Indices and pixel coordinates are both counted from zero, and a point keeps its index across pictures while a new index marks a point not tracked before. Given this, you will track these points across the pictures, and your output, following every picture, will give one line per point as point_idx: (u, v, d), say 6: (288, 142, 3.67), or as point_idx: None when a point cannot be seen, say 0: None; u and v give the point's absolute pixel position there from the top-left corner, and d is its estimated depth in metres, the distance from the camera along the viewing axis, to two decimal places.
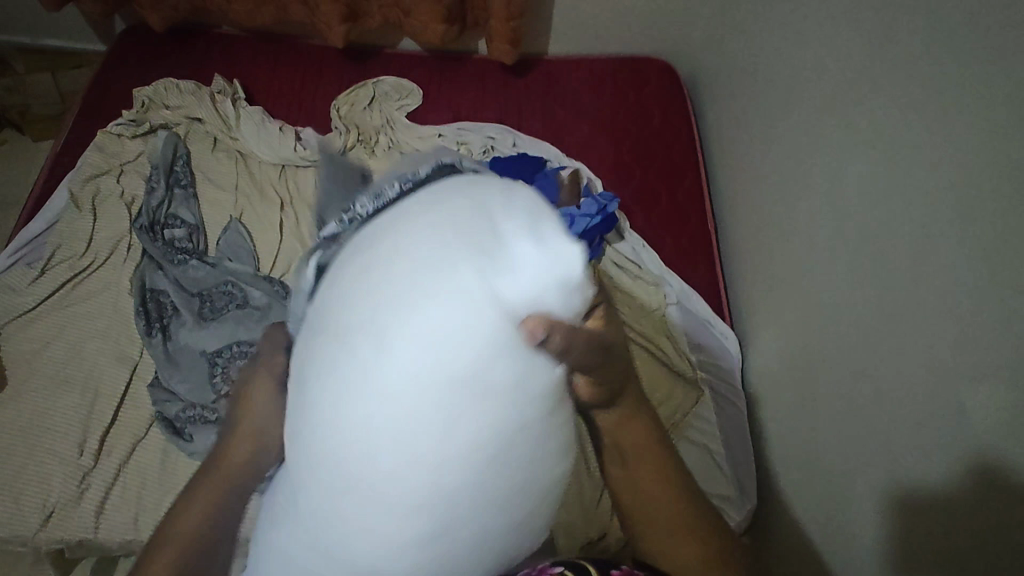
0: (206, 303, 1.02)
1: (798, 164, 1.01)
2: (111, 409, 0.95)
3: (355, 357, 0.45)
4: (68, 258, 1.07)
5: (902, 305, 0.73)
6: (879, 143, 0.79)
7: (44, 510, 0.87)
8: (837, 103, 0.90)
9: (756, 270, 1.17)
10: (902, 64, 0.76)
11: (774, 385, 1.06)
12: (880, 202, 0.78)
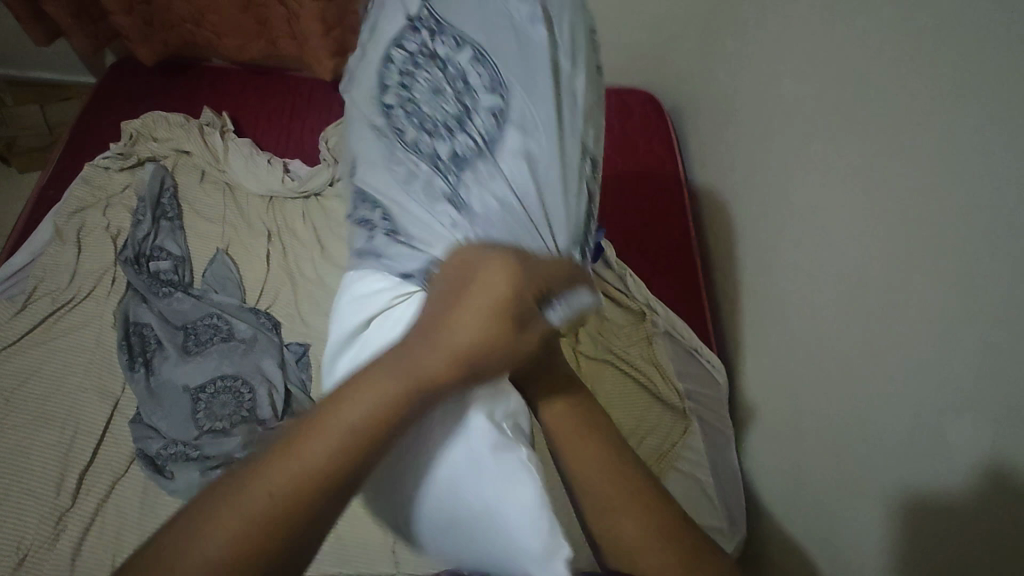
0: (190, 337, 1.02)
1: (778, 196, 1.04)
2: (92, 445, 0.93)
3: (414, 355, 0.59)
4: (51, 292, 1.06)
5: (881, 336, 0.74)
6: (852, 178, 0.82)
7: (18, 553, 0.84)
8: (813, 137, 0.93)
9: (741, 294, 1.18)
10: (870, 102, 0.79)
11: (762, 409, 1.06)
12: (857, 234, 0.80)
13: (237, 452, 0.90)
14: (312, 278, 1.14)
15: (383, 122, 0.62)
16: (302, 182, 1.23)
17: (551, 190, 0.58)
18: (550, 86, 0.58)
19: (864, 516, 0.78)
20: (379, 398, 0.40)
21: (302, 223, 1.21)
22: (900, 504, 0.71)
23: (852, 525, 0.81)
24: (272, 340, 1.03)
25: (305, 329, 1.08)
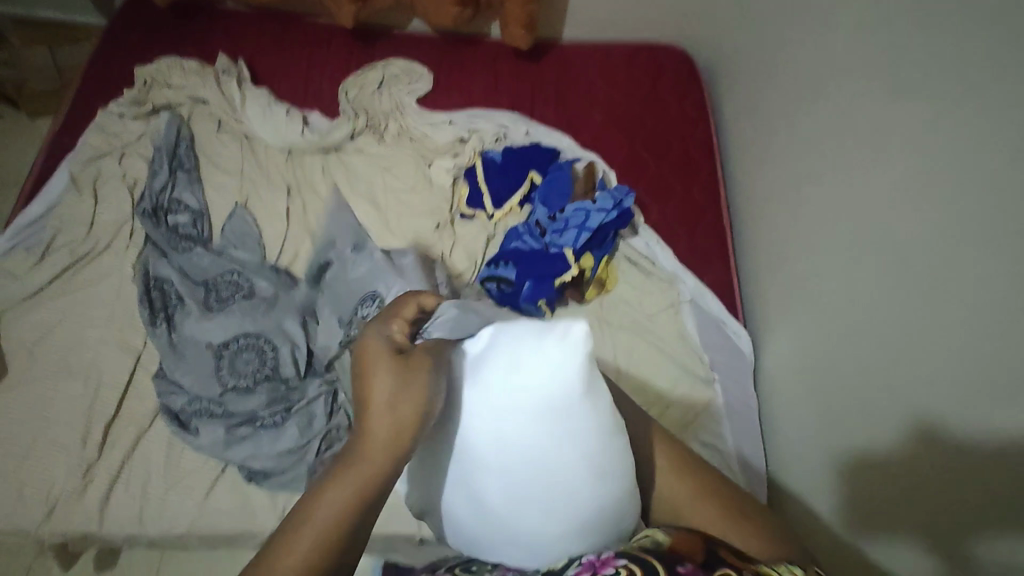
0: (211, 293, 1.00)
1: (831, 172, 1.00)
2: (115, 399, 0.93)
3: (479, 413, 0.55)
4: (69, 242, 1.04)
5: (945, 328, 0.74)
6: (928, 165, 0.79)
7: (47, 502, 0.85)
8: (884, 114, 0.89)
9: (774, 267, 1.16)
10: (958, 86, 0.76)
11: (791, 384, 1.06)
12: (928, 223, 0.78)
13: (262, 409, 0.91)
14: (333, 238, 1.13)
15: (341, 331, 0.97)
16: (322, 136, 1.21)
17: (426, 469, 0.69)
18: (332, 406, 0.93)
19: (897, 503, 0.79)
20: (362, 462, 0.46)
21: (323, 179, 1.19)
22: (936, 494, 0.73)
23: (889, 500, 0.81)
24: (293, 298, 1.01)
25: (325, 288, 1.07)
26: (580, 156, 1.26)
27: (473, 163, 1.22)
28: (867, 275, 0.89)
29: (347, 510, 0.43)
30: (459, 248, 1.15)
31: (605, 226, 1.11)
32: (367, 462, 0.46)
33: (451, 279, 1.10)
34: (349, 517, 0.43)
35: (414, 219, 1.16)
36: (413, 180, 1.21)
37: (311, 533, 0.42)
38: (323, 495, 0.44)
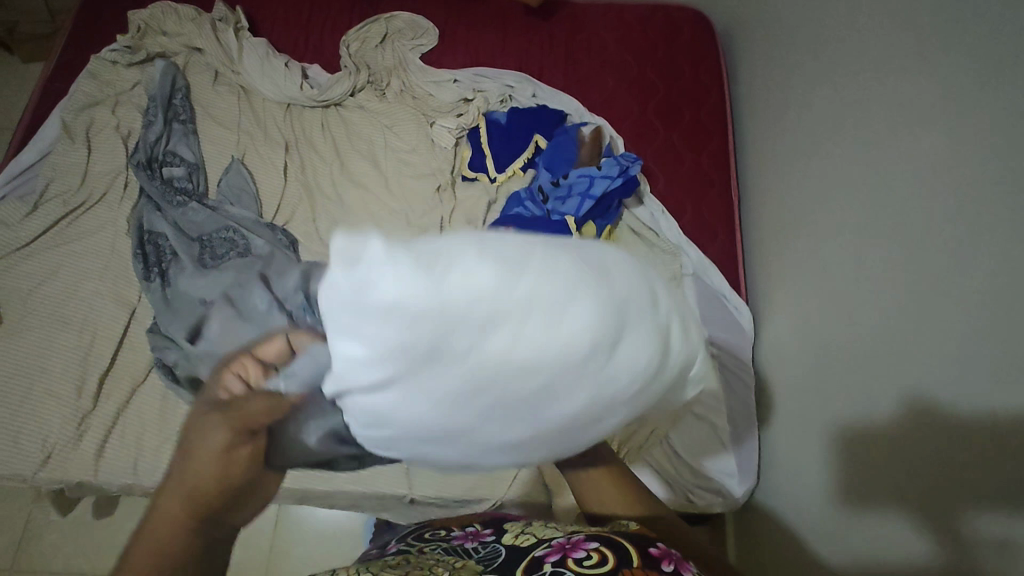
0: (206, 249, 0.98)
1: (846, 150, 0.98)
2: (110, 351, 0.93)
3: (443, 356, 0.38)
4: (63, 193, 1.02)
5: (953, 316, 0.74)
6: (957, 149, 0.77)
7: (43, 450, 0.86)
8: (913, 93, 0.87)
9: (780, 244, 1.14)
10: (996, 75, 0.74)
11: (788, 363, 1.05)
12: (948, 210, 0.77)
13: None
14: (333, 198, 1.11)
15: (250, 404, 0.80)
16: (321, 90, 1.18)
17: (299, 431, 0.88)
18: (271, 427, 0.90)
19: (879, 481, 0.80)
20: (188, 475, 0.52)
21: (322, 135, 1.16)
22: (921, 476, 0.74)
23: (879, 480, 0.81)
24: (289, 257, 0.99)
25: (322, 248, 1.06)
26: (587, 120, 1.22)
27: (477, 123, 1.19)
28: (875, 258, 0.88)
29: (189, 500, 0.50)
30: (459, 211, 1.13)
31: (609, 194, 1.09)
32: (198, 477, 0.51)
33: None
34: (191, 515, 0.50)
35: (414, 180, 1.14)
36: (415, 140, 1.18)
37: (151, 538, 0.48)
38: (167, 496, 0.51)
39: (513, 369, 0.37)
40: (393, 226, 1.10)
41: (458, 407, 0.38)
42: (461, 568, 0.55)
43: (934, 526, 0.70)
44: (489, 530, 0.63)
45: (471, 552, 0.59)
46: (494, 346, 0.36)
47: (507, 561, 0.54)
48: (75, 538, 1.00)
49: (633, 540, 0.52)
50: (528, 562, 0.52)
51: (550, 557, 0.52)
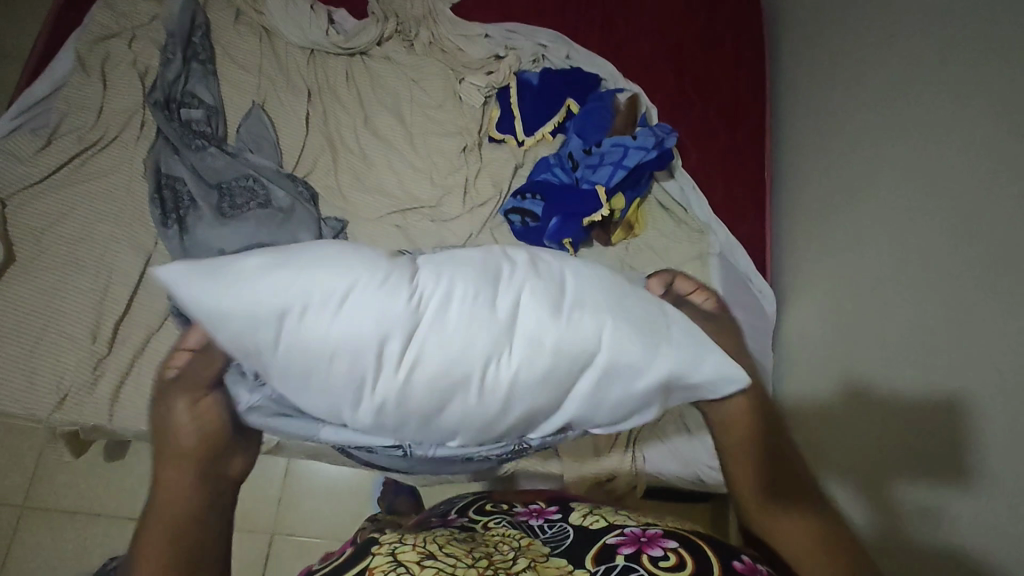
0: (225, 199, 0.96)
1: (895, 133, 0.95)
2: (125, 296, 0.91)
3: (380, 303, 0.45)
4: (77, 129, 0.98)
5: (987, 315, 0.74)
6: (1005, 144, 0.76)
7: (58, 392, 0.85)
8: (964, 81, 0.85)
9: (808, 226, 1.11)
10: None
11: (814, 349, 1.03)
12: (996, 209, 0.76)
13: None
14: (354, 150, 1.07)
15: None
16: (347, 38, 1.13)
17: None
18: None
19: (904, 470, 0.80)
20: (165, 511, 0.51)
21: (345, 85, 1.12)
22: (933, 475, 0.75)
23: (905, 474, 0.80)
24: (309, 212, 0.98)
25: (343, 203, 1.03)
26: (621, 87, 1.18)
27: (507, 83, 1.14)
28: (914, 254, 0.87)
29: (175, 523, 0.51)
30: (485, 173, 1.09)
31: (642, 165, 1.05)
32: (174, 488, 0.52)
33: (475, 206, 1.06)
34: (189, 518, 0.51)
35: (440, 139, 1.10)
36: (442, 96, 1.14)
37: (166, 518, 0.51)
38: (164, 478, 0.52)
39: (539, 349, 0.47)
40: (418, 185, 1.07)
41: (553, 314, 0.48)
42: (526, 548, 0.51)
43: (906, 499, 0.79)
44: (555, 506, 0.59)
45: (538, 532, 0.54)
46: (377, 302, 0.45)
47: (577, 543, 0.50)
48: (89, 479, 1.01)
49: (716, 547, 0.47)
50: (598, 547, 0.49)
51: (625, 547, 0.48)
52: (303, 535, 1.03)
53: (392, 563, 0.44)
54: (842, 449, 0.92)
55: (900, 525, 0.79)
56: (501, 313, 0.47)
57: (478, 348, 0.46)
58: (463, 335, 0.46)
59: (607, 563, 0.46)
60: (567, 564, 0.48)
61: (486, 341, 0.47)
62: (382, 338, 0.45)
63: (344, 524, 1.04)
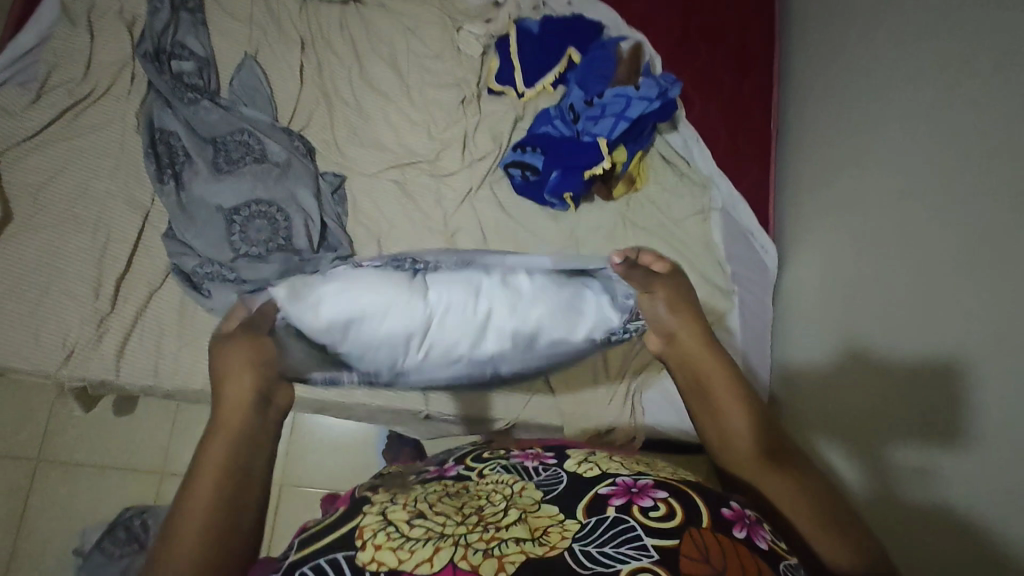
0: (220, 152, 0.95)
1: (906, 80, 0.92)
2: (125, 253, 0.91)
3: (400, 305, 0.58)
4: (67, 82, 0.95)
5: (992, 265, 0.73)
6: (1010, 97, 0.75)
7: (64, 349, 0.86)
8: (974, 30, 0.82)
9: (812, 181, 1.09)
10: None
11: (812, 301, 1.03)
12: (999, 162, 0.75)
13: (273, 255, 0.90)
14: (350, 102, 1.05)
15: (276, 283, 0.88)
16: None
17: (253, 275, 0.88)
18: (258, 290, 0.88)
19: (897, 422, 0.81)
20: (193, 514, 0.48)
21: (340, 35, 1.08)
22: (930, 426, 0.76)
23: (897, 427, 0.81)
24: (306, 166, 0.97)
25: (340, 159, 1.02)
26: (625, 34, 1.14)
27: (506, 32, 1.11)
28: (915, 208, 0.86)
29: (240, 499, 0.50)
30: (485, 125, 1.07)
31: (646, 117, 1.03)
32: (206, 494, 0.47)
33: (474, 159, 1.05)
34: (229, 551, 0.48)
35: (438, 90, 1.07)
36: (439, 46, 1.10)
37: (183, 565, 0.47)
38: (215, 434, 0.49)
39: (529, 346, 0.63)
40: (415, 138, 1.05)
41: (515, 309, 0.62)
42: (518, 497, 0.44)
43: (901, 451, 0.80)
44: (551, 452, 0.51)
45: (532, 475, 0.47)
46: (400, 313, 0.58)
47: (571, 491, 0.43)
48: (101, 433, 1.04)
49: (703, 493, 0.43)
50: (591, 497, 0.42)
51: (615, 499, 0.41)
52: (310, 485, 1.06)
53: (382, 523, 0.41)
54: (834, 400, 0.94)
55: (894, 481, 0.80)
56: (482, 310, 0.61)
57: (469, 311, 0.61)
58: (459, 333, 0.61)
59: (598, 516, 0.40)
60: (560, 514, 0.42)
61: (474, 331, 0.61)
62: (408, 334, 0.59)
63: (350, 475, 1.07)
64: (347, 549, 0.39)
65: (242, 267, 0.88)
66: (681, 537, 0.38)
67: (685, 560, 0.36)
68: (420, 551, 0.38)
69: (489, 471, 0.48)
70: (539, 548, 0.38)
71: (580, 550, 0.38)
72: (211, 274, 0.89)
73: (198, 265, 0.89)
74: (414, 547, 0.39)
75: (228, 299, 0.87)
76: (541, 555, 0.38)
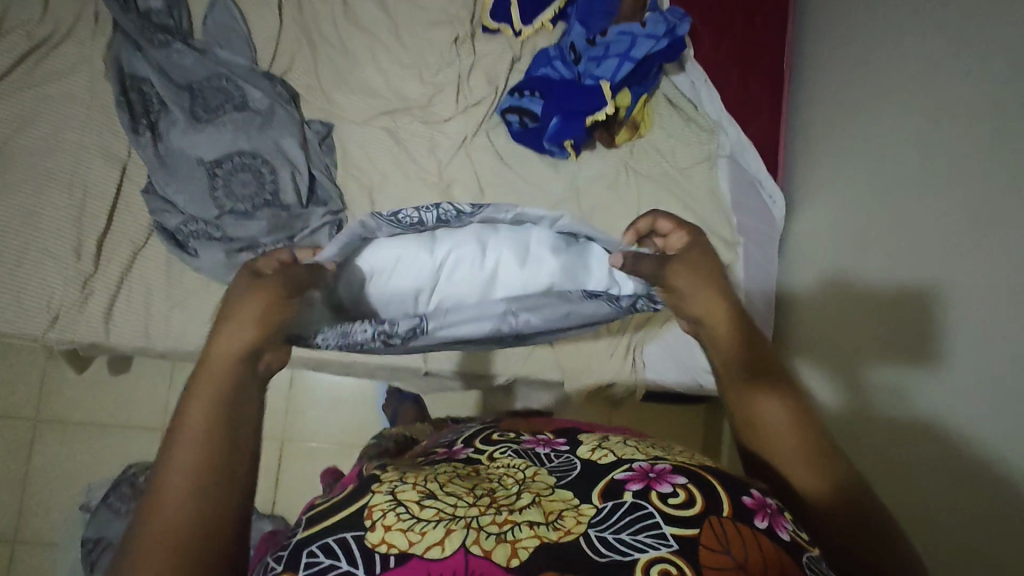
0: (198, 101, 0.89)
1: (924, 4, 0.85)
2: (104, 211, 0.87)
3: (423, 259, 0.66)
4: (25, 23, 0.88)
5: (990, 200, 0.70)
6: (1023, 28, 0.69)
7: (49, 311, 0.83)
8: None
9: (822, 121, 1.02)
10: None
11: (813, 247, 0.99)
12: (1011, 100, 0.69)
13: (261, 211, 0.87)
14: (335, 44, 0.98)
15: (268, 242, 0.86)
16: None
17: (241, 230, 0.86)
18: (248, 250, 0.86)
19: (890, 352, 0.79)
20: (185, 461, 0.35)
21: None
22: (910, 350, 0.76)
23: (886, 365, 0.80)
24: (291, 115, 0.91)
25: (328, 106, 0.96)
26: None
27: None
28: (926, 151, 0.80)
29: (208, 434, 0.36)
30: (479, 69, 1.00)
31: (652, 57, 0.96)
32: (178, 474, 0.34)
33: (469, 107, 0.99)
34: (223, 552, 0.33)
35: (427, 29, 1.00)
36: None
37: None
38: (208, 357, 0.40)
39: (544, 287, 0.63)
40: (407, 84, 0.98)
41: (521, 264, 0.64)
42: (529, 485, 0.39)
43: (877, 381, 0.81)
44: (563, 437, 0.45)
45: (544, 461, 0.42)
46: (411, 265, 0.65)
47: (584, 479, 0.38)
48: (97, 391, 1.03)
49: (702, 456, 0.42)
50: (605, 485, 0.37)
51: (634, 484, 0.36)
52: (312, 441, 1.07)
53: (392, 501, 0.36)
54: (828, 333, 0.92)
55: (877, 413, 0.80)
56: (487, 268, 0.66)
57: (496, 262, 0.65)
58: (487, 276, 0.66)
59: (615, 501, 0.36)
60: (575, 498, 0.37)
61: (496, 275, 0.66)
62: (477, 289, 0.66)
63: (348, 429, 1.08)
64: (357, 528, 0.35)
65: (230, 223, 0.86)
66: (701, 526, 0.33)
67: (705, 551, 0.32)
68: (432, 533, 0.34)
69: (499, 453, 0.44)
70: (554, 533, 0.34)
71: (597, 535, 0.34)
72: (195, 229, 0.86)
73: (180, 219, 0.86)
74: (426, 529, 0.34)
75: (217, 258, 0.85)
76: (554, 540, 0.34)
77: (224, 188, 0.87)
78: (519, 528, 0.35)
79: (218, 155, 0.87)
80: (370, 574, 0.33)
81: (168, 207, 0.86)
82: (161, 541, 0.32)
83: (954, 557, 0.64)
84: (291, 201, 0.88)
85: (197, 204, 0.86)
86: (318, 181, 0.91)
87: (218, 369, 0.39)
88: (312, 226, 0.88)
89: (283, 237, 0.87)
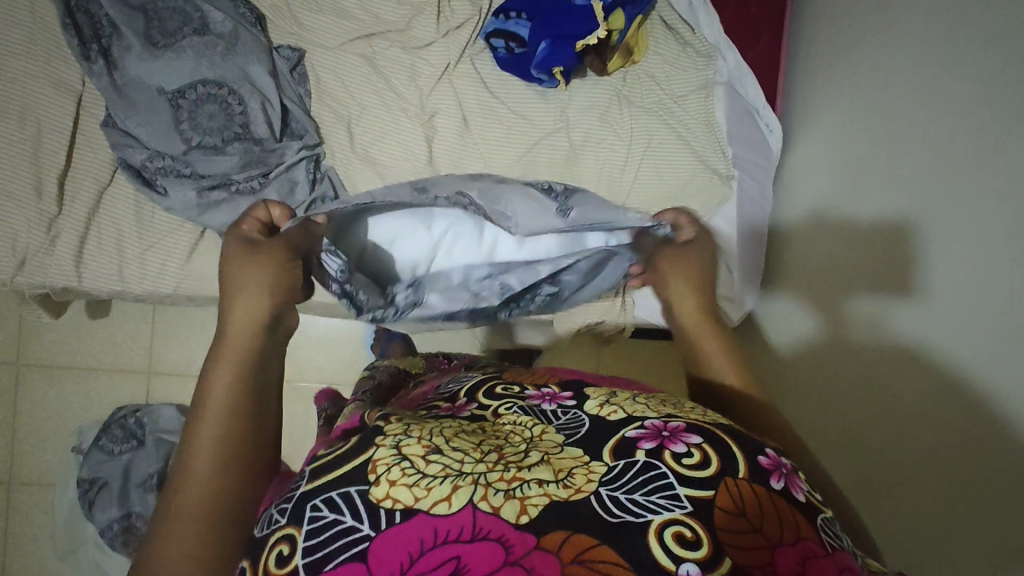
0: (153, 23, 0.81)
1: None
2: (64, 146, 0.81)
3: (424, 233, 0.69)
4: None
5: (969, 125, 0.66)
6: None
7: (14, 254, 0.79)
8: None
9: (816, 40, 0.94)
10: None
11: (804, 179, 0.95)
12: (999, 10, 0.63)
13: (230, 146, 0.82)
14: None
15: (242, 179, 0.83)
16: None
17: (211, 168, 0.81)
18: (219, 189, 0.82)
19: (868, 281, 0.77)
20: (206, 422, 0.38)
21: None
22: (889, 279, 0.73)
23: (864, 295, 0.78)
24: (258, 40, 0.85)
25: (297, 29, 0.89)
26: None
27: None
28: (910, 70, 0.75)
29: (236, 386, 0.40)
30: None
31: None
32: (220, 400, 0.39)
33: (450, 29, 0.91)
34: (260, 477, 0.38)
35: None
36: None
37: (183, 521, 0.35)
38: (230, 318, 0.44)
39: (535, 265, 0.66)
40: (382, 3, 0.90)
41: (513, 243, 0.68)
42: (538, 442, 0.39)
43: (857, 309, 0.78)
44: (570, 390, 0.44)
45: (551, 418, 0.41)
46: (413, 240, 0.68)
47: (594, 435, 0.38)
48: (77, 337, 1.00)
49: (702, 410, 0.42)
50: (618, 443, 0.36)
51: (646, 443, 0.36)
52: (302, 380, 1.07)
53: (396, 457, 0.35)
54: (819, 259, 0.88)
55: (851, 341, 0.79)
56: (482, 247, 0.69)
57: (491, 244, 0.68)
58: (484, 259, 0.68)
59: (627, 460, 0.35)
60: (586, 456, 0.36)
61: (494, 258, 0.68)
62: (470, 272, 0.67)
63: (338, 369, 1.08)
64: (359, 482, 0.34)
65: (199, 159, 0.81)
66: (716, 488, 0.33)
67: (718, 512, 0.32)
68: (438, 489, 0.33)
69: (505, 410, 0.43)
70: (564, 491, 0.33)
71: (608, 494, 0.33)
72: (163, 163, 0.81)
73: (146, 153, 0.81)
74: (432, 484, 0.33)
75: (189, 197, 0.81)
76: (566, 497, 0.33)
77: (190, 122, 0.81)
78: (527, 486, 0.34)
79: (178, 86, 0.80)
80: (375, 529, 0.32)
81: (130, 141, 0.81)
82: (201, 504, 0.35)
83: (917, 478, 0.64)
84: (263, 136, 0.83)
85: (160, 138, 0.81)
86: (293, 114, 0.86)
87: (243, 331, 0.43)
88: (288, 163, 0.84)
89: (257, 174, 0.83)
